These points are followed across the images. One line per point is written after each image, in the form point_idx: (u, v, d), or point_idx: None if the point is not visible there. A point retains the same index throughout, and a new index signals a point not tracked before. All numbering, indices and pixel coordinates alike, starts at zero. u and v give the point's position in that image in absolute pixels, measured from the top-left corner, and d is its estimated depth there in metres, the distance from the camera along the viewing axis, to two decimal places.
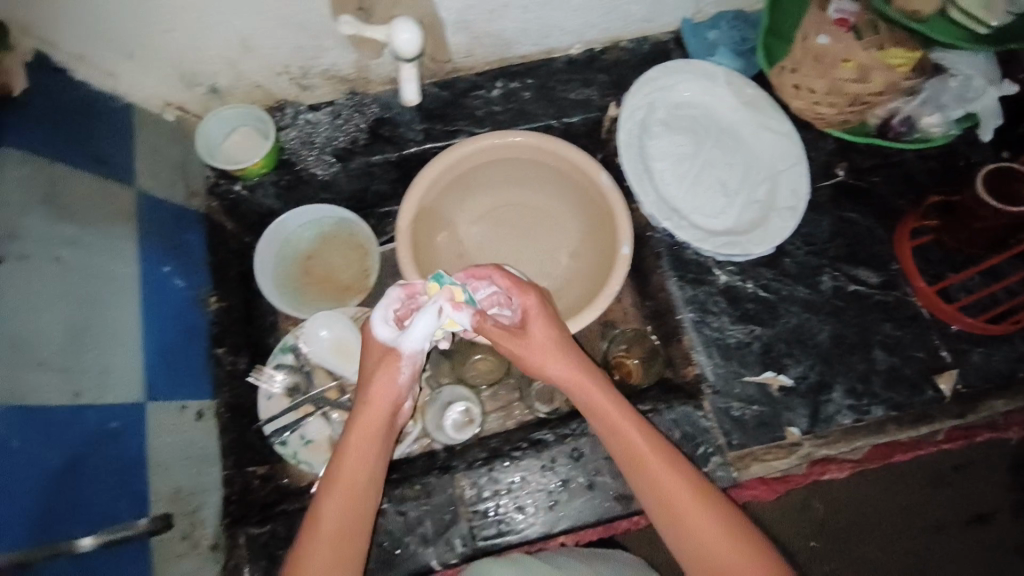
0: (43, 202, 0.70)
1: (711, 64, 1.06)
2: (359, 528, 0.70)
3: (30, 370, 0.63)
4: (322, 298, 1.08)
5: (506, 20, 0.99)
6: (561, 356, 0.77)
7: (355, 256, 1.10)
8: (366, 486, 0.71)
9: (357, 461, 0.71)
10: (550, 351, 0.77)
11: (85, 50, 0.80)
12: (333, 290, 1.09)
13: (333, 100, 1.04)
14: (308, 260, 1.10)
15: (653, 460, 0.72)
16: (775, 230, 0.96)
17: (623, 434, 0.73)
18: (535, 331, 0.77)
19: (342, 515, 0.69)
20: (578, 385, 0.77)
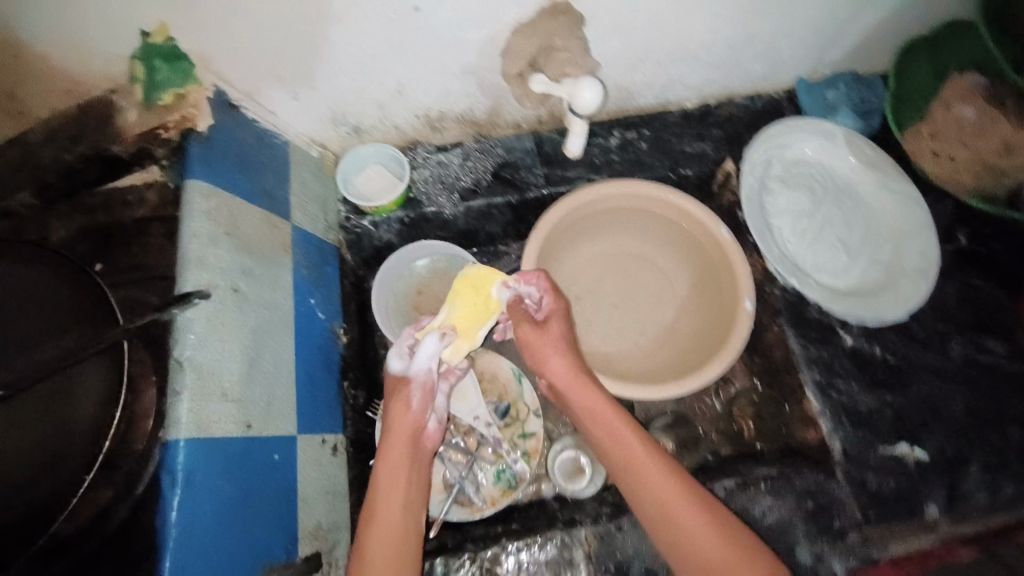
0: (226, 233, 0.72)
1: (832, 124, 1.06)
2: (409, 531, 0.74)
3: (215, 401, 0.64)
4: None
5: (637, 75, 1.02)
6: (562, 358, 0.87)
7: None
8: (403, 481, 0.77)
9: (390, 478, 0.77)
10: (554, 353, 0.88)
11: (256, 89, 0.85)
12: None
13: (462, 142, 1.08)
14: (419, 296, 1.11)
15: (649, 470, 0.77)
16: (906, 293, 0.96)
17: (624, 449, 0.80)
18: (543, 340, 0.88)
19: (386, 516, 0.74)
20: (574, 386, 0.86)
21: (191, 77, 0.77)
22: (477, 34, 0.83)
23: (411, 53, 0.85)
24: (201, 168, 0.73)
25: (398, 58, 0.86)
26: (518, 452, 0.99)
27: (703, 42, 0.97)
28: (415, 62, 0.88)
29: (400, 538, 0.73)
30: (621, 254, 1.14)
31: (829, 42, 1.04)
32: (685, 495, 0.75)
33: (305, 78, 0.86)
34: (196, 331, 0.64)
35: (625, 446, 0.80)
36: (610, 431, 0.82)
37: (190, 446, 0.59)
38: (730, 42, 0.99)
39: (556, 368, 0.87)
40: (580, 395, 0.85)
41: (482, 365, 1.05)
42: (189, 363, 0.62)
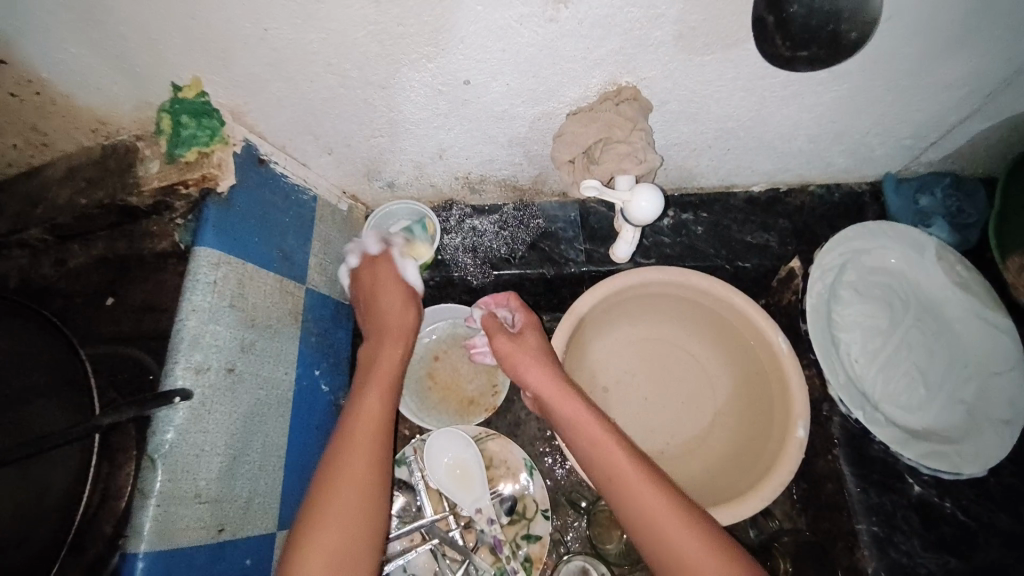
0: (231, 307, 0.67)
1: (922, 233, 0.94)
2: (369, 510, 0.67)
3: (188, 504, 0.59)
4: (443, 407, 1.01)
5: (701, 158, 0.93)
6: (541, 367, 0.84)
7: (486, 369, 1.04)
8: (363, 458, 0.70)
9: (355, 446, 0.70)
10: (534, 361, 0.85)
11: (291, 144, 0.80)
12: (456, 398, 1.02)
13: (501, 206, 1.01)
14: (435, 362, 1.04)
15: (637, 481, 0.70)
16: (988, 448, 0.82)
17: (618, 476, 0.72)
18: (529, 346, 0.87)
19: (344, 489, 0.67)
20: (556, 394, 0.81)
21: (219, 134, 0.70)
22: (530, 110, 0.76)
23: (457, 121, 0.78)
24: (216, 233, 0.67)
25: (442, 125, 0.79)
26: (518, 559, 0.91)
27: (781, 132, 0.87)
28: (459, 130, 0.81)
29: (360, 513, 0.66)
30: (661, 345, 1.03)
31: (929, 141, 0.91)
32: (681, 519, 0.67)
33: (342, 135, 0.81)
34: (178, 425, 0.59)
35: (613, 466, 0.73)
36: (598, 446, 0.75)
37: (150, 560, 0.55)
38: (813, 135, 0.88)
39: (535, 378, 0.84)
40: (564, 405, 0.80)
41: (493, 449, 0.96)
42: (165, 461, 0.57)
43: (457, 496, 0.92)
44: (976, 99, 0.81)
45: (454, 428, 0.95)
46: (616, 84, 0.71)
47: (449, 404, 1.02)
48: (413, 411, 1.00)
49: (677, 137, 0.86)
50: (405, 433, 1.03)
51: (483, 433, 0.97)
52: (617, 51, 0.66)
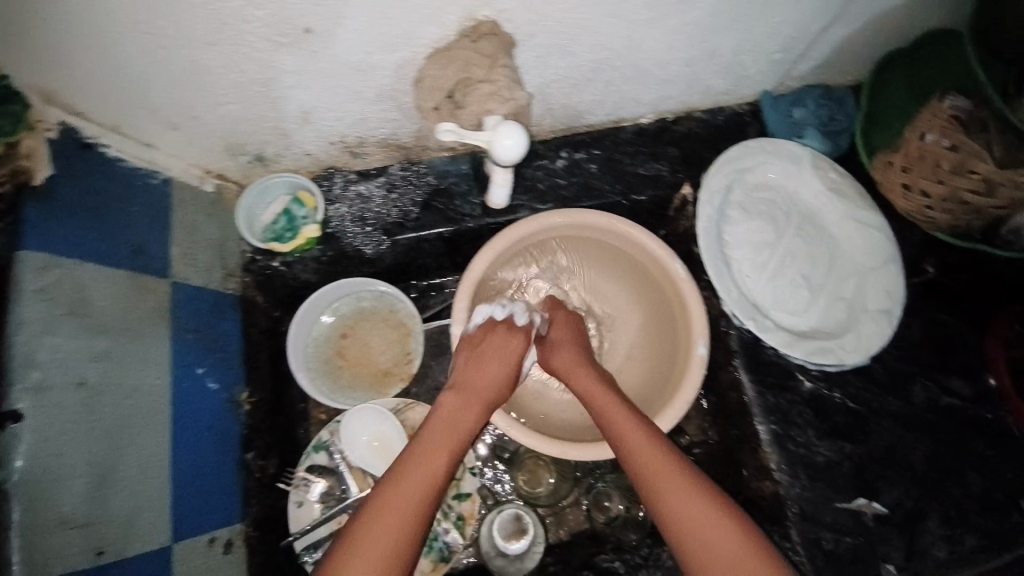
0: (70, 315, 0.60)
1: (796, 145, 0.98)
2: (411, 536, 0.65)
3: (52, 533, 0.55)
4: (358, 384, 0.98)
5: (585, 94, 0.91)
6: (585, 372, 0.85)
7: (397, 338, 1.00)
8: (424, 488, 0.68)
9: (435, 461, 0.72)
10: (574, 368, 0.87)
11: (123, 121, 0.71)
12: (370, 372, 0.99)
13: (387, 168, 0.95)
14: (343, 339, 1.00)
15: (639, 443, 0.75)
16: (868, 337, 0.89)
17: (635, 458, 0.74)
18: (497, 345, 0.85)
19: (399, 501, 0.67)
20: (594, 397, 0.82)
21: (25, 121, 0.59)
22: (389, 58, 0.70)
23: (312, 78, 0.72)
24: (40, 236, 0.59)
25: (297, 84, 0.72)
26: (450, 519, 0.90)
27: (657, 59, 0.86)
28: (319, 89, 0.74)
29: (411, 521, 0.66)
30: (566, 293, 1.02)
31: (797, 55, 0.93)
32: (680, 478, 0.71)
33: (183, 107, 0.72)
34: (26, 450, 0.53)
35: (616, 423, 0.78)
36: (601, 409, 0.81)
37: None
38: (687, 58, 0.88)
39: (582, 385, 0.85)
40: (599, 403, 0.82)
41: (411, 419, 0.95)
42: (18, 490, 0.52)
43: (382, 470, 0.91)
44: (830, 8, 0.84)
45: (368, 404, 0.93)
46: (473, 18, 0.66)
47: (364, 379, 0.99)
48: (325, 392, 0.96)
49: (554, 73, 0.83)
50: (323, 417, 0.99)
51: (401, 404, 0.95)
52: None
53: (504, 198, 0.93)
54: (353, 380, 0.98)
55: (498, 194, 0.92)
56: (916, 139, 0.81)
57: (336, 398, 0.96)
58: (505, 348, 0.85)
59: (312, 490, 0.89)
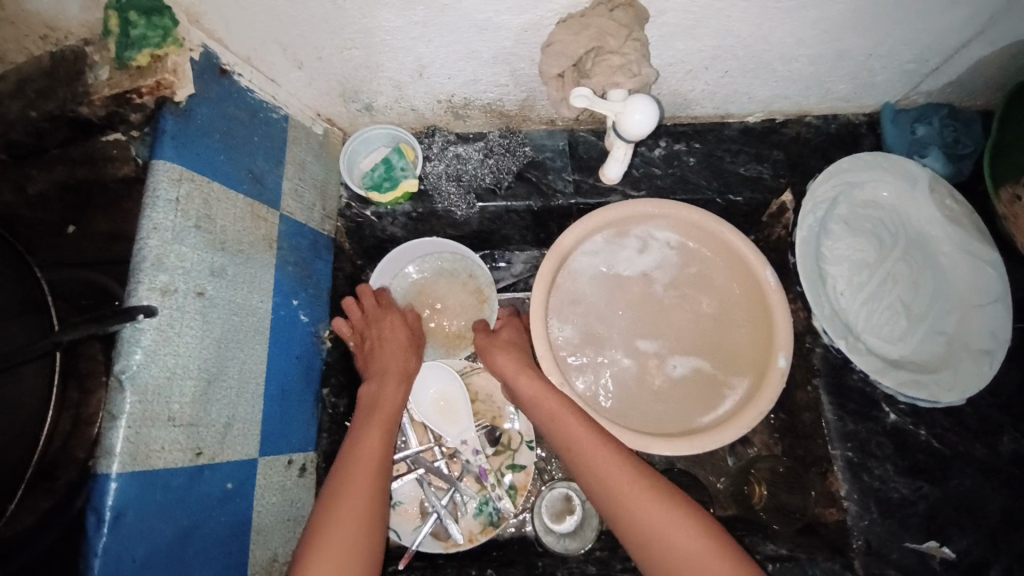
0: (196, 227, 0.64)
1: (915, 165, 0.92)
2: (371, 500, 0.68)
3: (161, 425, 0.58)
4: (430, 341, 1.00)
5: (699, 81, 0.88)
6: (526, 375, 0.85)
7: (476, 304, 1.01)
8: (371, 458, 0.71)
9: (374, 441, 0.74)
10: (519, 370, 0.86)
11: (255, 51, 0.74)
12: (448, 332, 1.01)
13: (487, 133, 0.96)
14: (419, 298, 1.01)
15: (610, 462, 0.73)
16: (969, 375, 0.82)
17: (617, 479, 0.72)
18: (395, 330, 0.87)
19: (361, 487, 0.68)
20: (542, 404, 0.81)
21: (171, 36, 0.65)
22: (516, 20, 0.70)
23: (439, 31, 0.73)
24: (174, 146, 0.63)
25: (423, 35, 0.74)
26: (503, 487, 0.91)
27: (782, 52, 0.83)
28: (442, 42, 0.75)
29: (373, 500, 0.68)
30: (644, 296, 0.96)
31: (933, 67, 0.88)
32: (649, 490, 0.71)
33: (314, 47, 0.75)
34: (145, 345, 0.57)
35: (573, 438, 0.76)
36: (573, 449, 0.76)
37: (121, 482, 0.54)
38: (814, 57, 0.84)
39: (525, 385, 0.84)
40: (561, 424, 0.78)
41: (478, 383, 0.96)
42: (132, 382, 0.56)
43: (442, 428, 0.92)
44: (977, 22, 0.79)
45: (439, 361, 0.94)
46: None
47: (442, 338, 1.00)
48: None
49: (674, 55, 0.81)
50: None
51: (469, 367, 0.97)
52: None
53: (620, 172, 0.90)
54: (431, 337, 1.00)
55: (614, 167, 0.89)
56: None
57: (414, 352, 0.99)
58: (399, 332, 0.87)
59: None
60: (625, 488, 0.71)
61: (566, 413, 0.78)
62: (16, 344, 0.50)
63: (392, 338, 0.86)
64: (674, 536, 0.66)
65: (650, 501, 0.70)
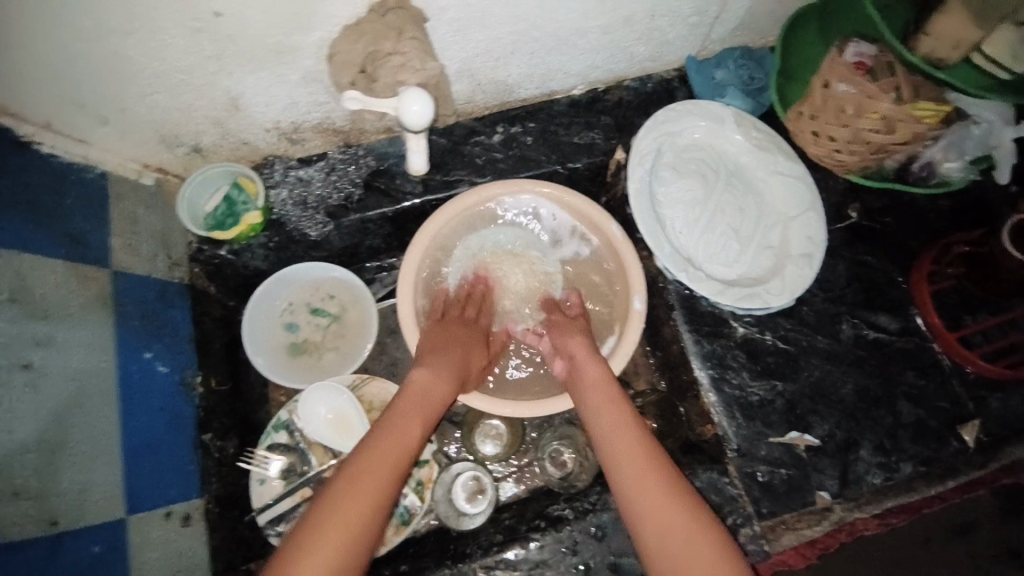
0: (10, 301, 0.64)
1: (718, 105, 1.02)
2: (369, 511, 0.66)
3: (7, 501, 0.60)
4: (333, 353, 1.04)
5: (512, 66, 0.94)
6: (596, 360, 0.89)
7: (357, 301, 1.05)
8: (385, 477, 0.70)
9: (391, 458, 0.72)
10: (589, 359, 0.89)
11: (53, 118, 0.73)
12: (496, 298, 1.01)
13: (326, 152, 0.98)
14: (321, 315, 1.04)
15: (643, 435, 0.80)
16: (793, 280, 0.93)
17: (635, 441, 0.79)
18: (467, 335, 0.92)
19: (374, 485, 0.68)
20: (602, 389, 0.86)
21: None
22: (308, 39, 0.72)
23: (234, 63, 0.74)
24: None
25: (220, 70, 0.75)
26: (410, 484, 0.93)
27: (574, 27, 0.90)
28: (243, 73, 0.77)
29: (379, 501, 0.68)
30: (503, 286, 1.02)
31: (714, 17, 0.97)
32: (650, 458, 0.77)
33: (113, 100, 0.75)
34: None
35: (618, 420, 0.82)
36: (613, 413, 0.83)
37: None
38: (605, 26, 0.91)
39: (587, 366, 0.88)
40: (609, 403, 0.84)
41: (369, 393, 0.98)
42: None
43: (340, 444, 0.94)
44: None
45: (328, 381, 0.96)
46: None
47: (338, 351, 1.04)
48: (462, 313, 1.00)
49: (475, 48, 0.86)
50: (283, 399, 1.02)
51: (358, 379, 0.98)
52: None
53: (423, 161, 0.92)
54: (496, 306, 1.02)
55: (415, 157, 0.91)
56: (820, 86, 0.86)
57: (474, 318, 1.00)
58: (472, 343, 0.92)
59: (272, 467, 0.92)
60: (627, 447, 0.78)
61: (611, 390, 0.85)
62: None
63: (461, 341, 0.91)
64: (660, 494, 0.73)
65: (648, 464, 0.76)
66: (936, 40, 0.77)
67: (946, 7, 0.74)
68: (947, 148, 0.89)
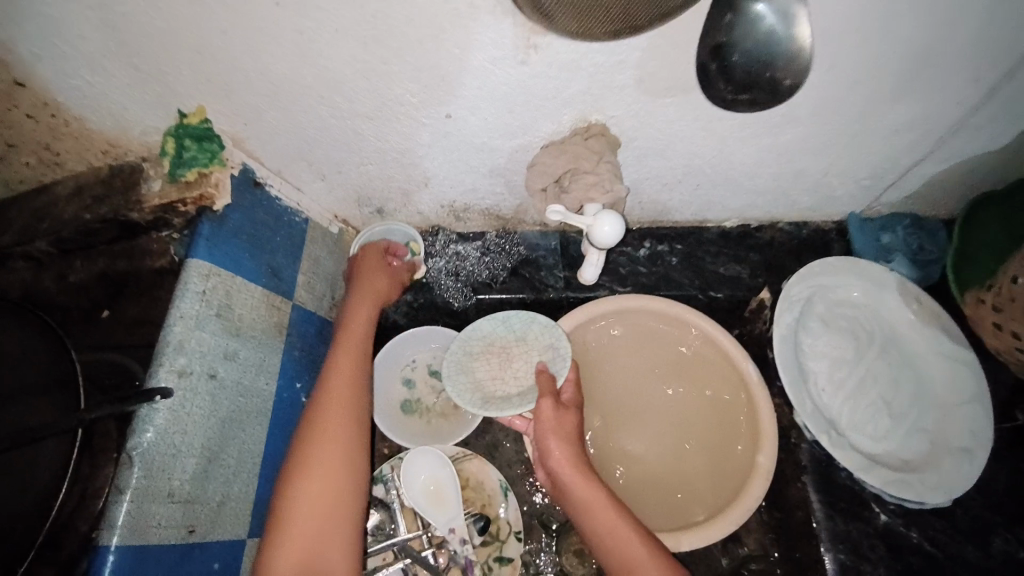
0: (216, 316, 0.72)
1: (882, 269, 0.98)
2: (348, 433, 0.78)
3: (160, 500, 0.62)
4: (438, 420, 1.05)
5: (675, 193, 0.99)
6: (564, 443, 0.84)
7: None
8: (340, 409, 0.79)
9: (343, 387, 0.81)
10: (557, 432, 0.84)
11: (283, 167, 0.86)
12: (491, 391, 0.93)
13: (485, 234, 1.06)
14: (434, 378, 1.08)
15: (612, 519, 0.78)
16: (950, 475, 0.84)
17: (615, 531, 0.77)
18: (546, 416, 0.85)
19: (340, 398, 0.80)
20: (574, 471, 0.82)
21: (217, 158, 0.76)
22: (509, 143, 0.82)
23: (440, 151, 0.84)
24: (208, 248, 0.73)
25: (427, 154, 0.85)
26: None
27: (746, 170, 0.92)
28: (444, 161, 0.87)
29: (335, 486, 0.74)
30: (613, 405, 0.99)
31: (890, 182, 0.96)
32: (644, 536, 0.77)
33: (332, 163, 0.86)
34: (158, 424, 0.63)
35: (593, 504, 0.80)
36: (584, 489, 0.81)
37: (118, 554, 0.58)
38: (775, 174, 0.94)
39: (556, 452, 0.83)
40: (582, 489, 0.81)
41: (467, 470, 0.98)
42: (140, 458, 0.61)
43: (432, 515, 0.93)
44: (926, 143, 0.87)
45: (432, 447, 0.96)
46: (585, 120, 0.77)
47: (444, 418, 1.05)
48: (473, 407, 0.89)
49: (648, 171, 0.92)
50: (386, 452, 1.05)
51: (461, 453, 0.99)
52: (583, 92, 0.72)
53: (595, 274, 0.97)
54: (502, 396, 0.91)
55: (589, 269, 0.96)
56: (1009, 280, 0.84)
57: (506, 411, 0.88)
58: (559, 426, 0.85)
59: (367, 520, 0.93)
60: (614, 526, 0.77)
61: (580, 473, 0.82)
62: (39, 423, 0.56)
63: (554, 431, 0.84)
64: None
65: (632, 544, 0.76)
66: None
67: None
68: None
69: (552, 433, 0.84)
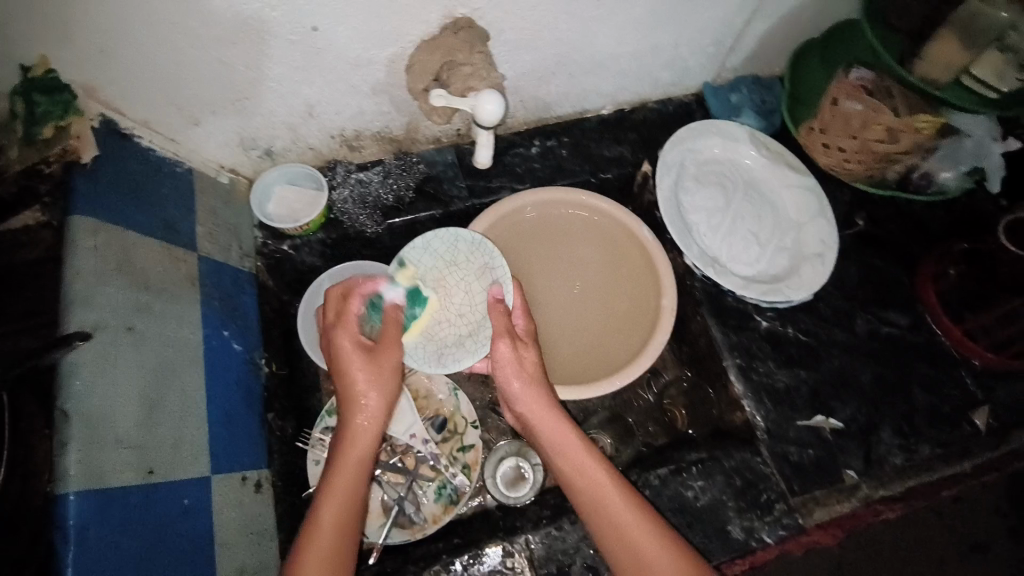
0: (118, 271, 0.70)
1: (735, 126, 1.12)
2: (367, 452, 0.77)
3: (108, 447, 0.62)
4: None
5: (551, 86, 1.05)
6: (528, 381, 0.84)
7: None
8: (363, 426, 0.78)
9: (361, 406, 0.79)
10: (518, 368, 0.84)
11: (149, 116, 0.82)
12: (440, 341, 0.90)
13: (383, 159, 1.07)
14: None
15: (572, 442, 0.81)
16: (810, 276, 1.02)
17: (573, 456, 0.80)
18: (503, 357, 0.84)
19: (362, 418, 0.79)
20: (537, 410, 0.84)
21: (72, 109, 0.71)
22: (384, 53, 0.84)
23: (318, 74, 0.84)
24: (88, 205, 0.71)
25: (304, 79, 0.84)
26: (457, 465, 0.98)
27: (607, 52, 1.01)
28: (323, 85, 0.87)
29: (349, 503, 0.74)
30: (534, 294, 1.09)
31: (730, 47, 1.09)
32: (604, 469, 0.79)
33: (204, 104, 0.83)
34: (84, 377, 0.62)
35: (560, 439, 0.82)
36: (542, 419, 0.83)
37: (79, 498, 0.59)
38: (636, 52, 1.03)
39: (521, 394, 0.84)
40: (542, 423, 0.83)
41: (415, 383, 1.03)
42: (76, 411, 0.60)
43: (389, 428, 0.97)
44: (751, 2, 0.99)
45: None
46: (452, 16, 0.81)
47: None
48: (427, 366, 0.88)
49: (522, 66, 0.97)
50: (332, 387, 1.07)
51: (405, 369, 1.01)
52: None
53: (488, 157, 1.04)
54: (453, 342, 0.90)
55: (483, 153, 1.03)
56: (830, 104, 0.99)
57: (465, 363, 0.88)
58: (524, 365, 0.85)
59: None
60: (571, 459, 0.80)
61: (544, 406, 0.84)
62: None
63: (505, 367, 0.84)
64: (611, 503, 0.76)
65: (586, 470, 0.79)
66: (929, 65, 0.88)
67: (941, 37, 0.87)
68: (944, 160, 0.99)
69: (515, 372, 0.84)
